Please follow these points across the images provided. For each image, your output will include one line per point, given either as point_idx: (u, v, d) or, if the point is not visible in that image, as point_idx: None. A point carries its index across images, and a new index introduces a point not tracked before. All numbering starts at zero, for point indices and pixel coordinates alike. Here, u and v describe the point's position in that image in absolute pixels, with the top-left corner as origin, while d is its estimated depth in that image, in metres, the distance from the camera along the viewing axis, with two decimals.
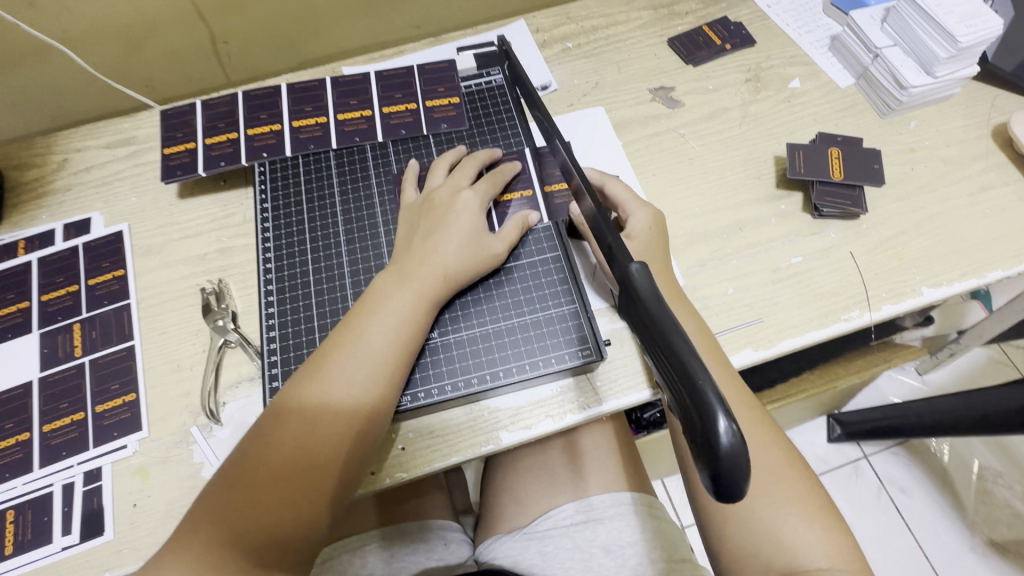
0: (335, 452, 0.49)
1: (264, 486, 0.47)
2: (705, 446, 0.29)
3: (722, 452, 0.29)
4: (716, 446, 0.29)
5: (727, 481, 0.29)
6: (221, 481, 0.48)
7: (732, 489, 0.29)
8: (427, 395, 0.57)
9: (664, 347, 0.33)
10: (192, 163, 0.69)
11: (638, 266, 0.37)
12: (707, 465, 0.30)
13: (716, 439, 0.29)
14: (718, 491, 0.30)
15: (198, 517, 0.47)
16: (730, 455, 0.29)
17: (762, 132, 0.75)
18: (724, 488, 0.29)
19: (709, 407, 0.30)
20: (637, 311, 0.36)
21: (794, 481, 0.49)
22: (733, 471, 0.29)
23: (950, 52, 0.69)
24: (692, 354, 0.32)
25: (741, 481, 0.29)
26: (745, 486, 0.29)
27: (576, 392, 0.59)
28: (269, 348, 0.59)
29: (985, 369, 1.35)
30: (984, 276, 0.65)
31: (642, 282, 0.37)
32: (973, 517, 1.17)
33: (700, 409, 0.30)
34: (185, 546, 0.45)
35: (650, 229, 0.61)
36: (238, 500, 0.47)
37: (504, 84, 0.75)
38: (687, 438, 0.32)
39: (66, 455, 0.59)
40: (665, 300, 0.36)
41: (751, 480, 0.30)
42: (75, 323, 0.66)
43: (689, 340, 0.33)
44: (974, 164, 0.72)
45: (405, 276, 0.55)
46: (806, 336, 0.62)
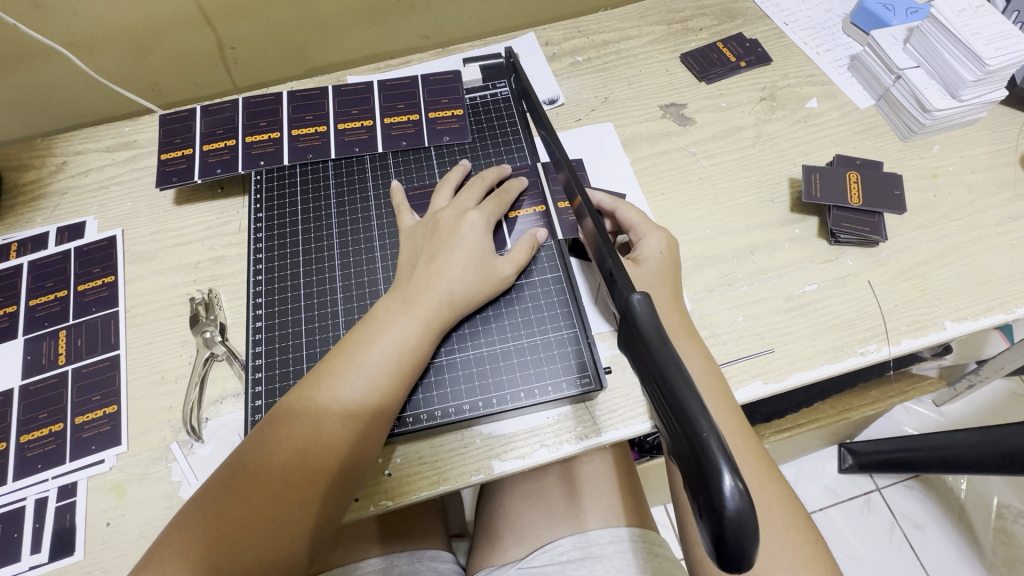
0: (330, 464, 0.47)
1: (256, 494, 0.45)
2: (708, 503, 0.26)
3: (727, 512, 0.26)
4: (721, 507, 0.26)
5: (732, 546, 0.26)
6: (199, 511, 0.45)
7: (736, 556, 0.26)
8: (416, 420, 0.54)
9: (665, 389, 0.30)
10: (188, 170, 0.68)
11: (639, 295, 0.35)
12: (709, 527, 0.26)
13: (720, 498, 0.26)
14: (721, 557, 0.27)
15: (171, 549, 0.44)
16: (736, 517, 0.26)
17: (777, 153, 0.72)
18: (728, 554, 0.26)
19: (713, 460, 0.27)
20: (636, 345, 0.34)
21: (799, 544, 0.46)
22: (739, 533, 0.26)
23: (977, 75, 0.66)
24: (695, 399, 0.29)
25: (748, 547, 0.26)
26: (751, 553, 0.26)
27: (574, 421, 0.56)
28: (254, 364, 0.57)
29: (1007, 403, 1.30)
30: (1012, 311, 0.61)
31: (642, 313, 0.34)
32: (992, 559, 1.11)
33: (704, 462, 0.27)
34: (176, 548, 0.44)
35: (662, 257, 0.58)
36: (217, 534, 0.44)
37: (510, 97, 0.73)
38: (687, 490, 0.29)
39: (41, 468, 0.57)
40: (667, 335, 0.33)
41: (759, 546, 0.26)
42: (61, 330, 0.64)
43: (692, 381, 0.30)
44: (1002, 192, 0.68)
45: (403, 299, 0.53)
46: (821, 370, 0.59)
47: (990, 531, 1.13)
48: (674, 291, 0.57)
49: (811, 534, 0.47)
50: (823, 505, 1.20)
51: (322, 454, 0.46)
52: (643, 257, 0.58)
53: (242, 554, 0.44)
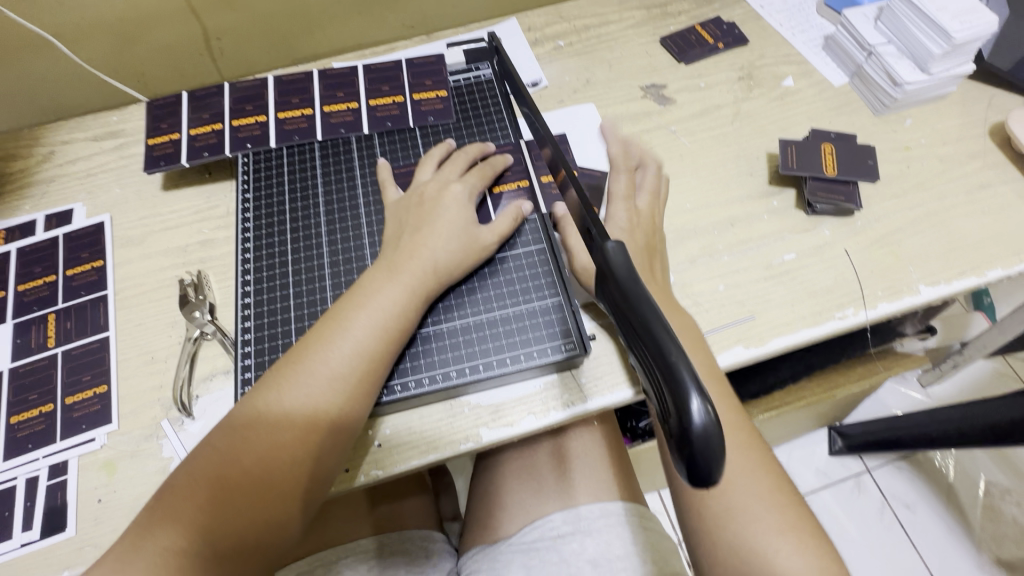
0: (321, 425, 0.48)
1: (249, 457, 0.46)
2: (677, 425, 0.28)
3: (695, 434, 0.27)
4: (689, 426, 0.28)
5: (702, 465, 0.28)
6: (190, 477, 0.46)
7: (704, 473, 0.28)
8: (404, 389, 0.55)
9: (640, 328, 0.31)
10: (175, 154, 0.68)
11: (614, 243, 0.36)
12: (680, 450, 0.28)
13: (689, 421, 0.28)
14: (692, 477, 0.28)
15: (163, 514, 0.44)
16: (702, 434, 0.27)
17: (755, 129, 0.74)
18: (696, 472, 0.28)
19: (682, 385, 0.28)
20: (610, 292, 0.35)
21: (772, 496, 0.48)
22: (704, 450, 0.27)
23: (944, 48, 0.68)
24: (668, 335, 0.30)
25: (714, 465, 0.28)
26: (718, 471, 0.28)
27: (559, 389, 0.57)
28: (243, 339, 0.57)
29: (990, 381, 1.32)
30: (983, 275, 0.63)
31: (617, 260, 0.35)
32: (979, 533, 1.13)
33: (674, 389, 0.28)
34: (173, 511, 0.44)
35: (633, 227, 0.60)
36: (210, 498, 0.45)
37: (492, 78, 0.74)
38: (663, 419, 0.30)
39: (32, 448, 0.57)
40: (639, 278, 0.34)
41: (724, 464, 0.28)
42: (50, 314, 0.64)
43: (663, 318, 0.32)
44: (972, 162, 0.70)
45: (388, 268, 0.54)
46: (799, 335, 0.60)
47: (977, 507, 1.15)
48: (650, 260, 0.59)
49: (785, 493, 0.48)
50: (814, 486, 1.21)
51: (312, 417, 0.47)
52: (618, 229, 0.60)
53: (236, 516, 0.45)
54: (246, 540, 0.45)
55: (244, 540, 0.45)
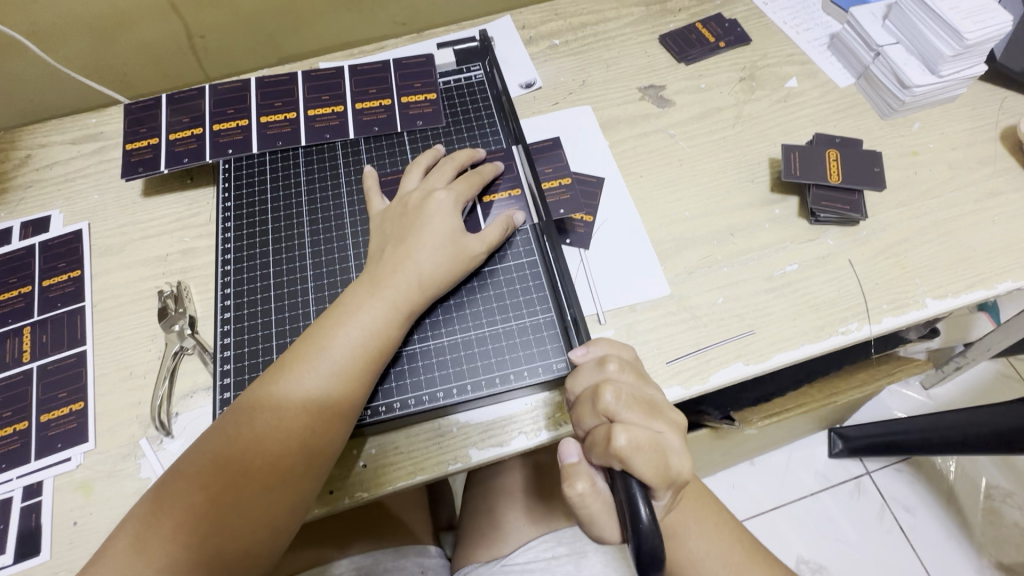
0: (298, 446, 0.46)
1: (225, 479, 0.45)
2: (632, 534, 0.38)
3: (642, 535, 0.37)
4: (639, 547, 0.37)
5: (648, 561, 0.37)
6: (155, 504, 0.44)
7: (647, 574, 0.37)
8: (388, 409, 0.53)
9: None
10: (154, 159, 0.66)
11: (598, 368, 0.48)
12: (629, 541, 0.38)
13: (637, 521, 0.38)
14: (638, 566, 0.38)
15: (126, 545, 0.43)
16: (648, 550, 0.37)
17: (757, 133, 0.71)
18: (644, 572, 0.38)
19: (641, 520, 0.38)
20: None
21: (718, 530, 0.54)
22: (650, 561, 0.37)
23: (955, 49, 0.65)
24: None
25: (657, 562, 0.37)
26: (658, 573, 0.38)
27: (550, 407, 0.55)
28: (223, 355, 0.55)
29: (993, 384, 1.30)
30: (993, 287, 0.60)
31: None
32: (981, 538, 1.12)
33: (626, 491, 0.40)
34: (141, 539, 0.43)
35: (623, 371, 0.47)
36: (175, 527, 0.43)
37: (484, 80, 0.71)
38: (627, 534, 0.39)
39: (6, 468, 0.55)
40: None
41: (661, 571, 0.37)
42: (26, 327, 0.62)
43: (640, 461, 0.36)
44: (982, 168, 0.68)
45: (371, 284, 0.52)
46: (800, 350, 0.58)
47: (979, 512, 1.14)
48: (644, 410, 0.44)
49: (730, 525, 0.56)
50: (813, 490, 1.20)
51: (287, 442, 0.46)
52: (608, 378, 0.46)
53: (202, 546, 0.43)
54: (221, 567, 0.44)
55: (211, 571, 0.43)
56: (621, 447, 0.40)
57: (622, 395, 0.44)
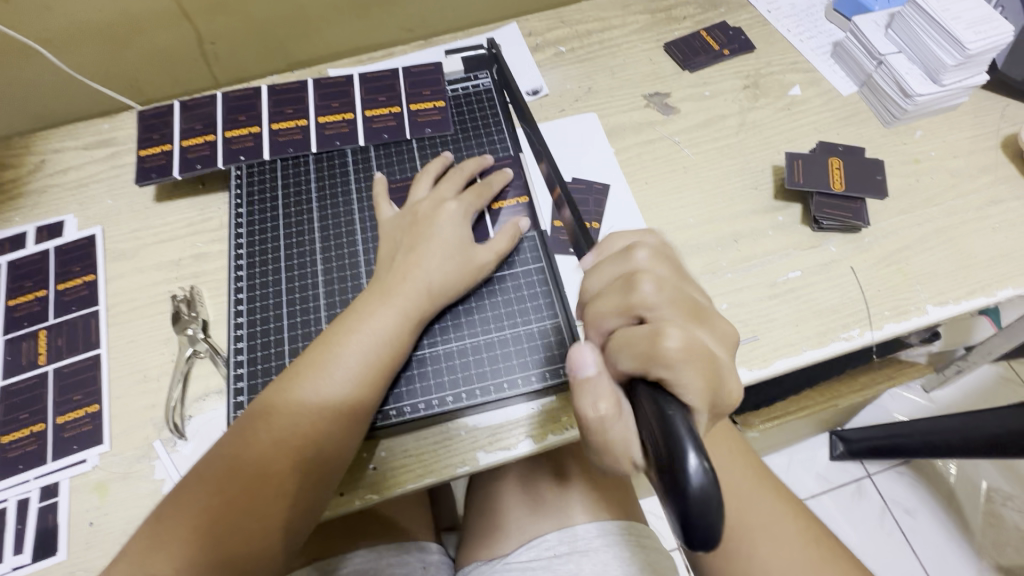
0: (310, 451, 0.47)
1: (239, 482, 0.46)
2: (668, 481, 0.27)
3: (691, 493, 0.26)
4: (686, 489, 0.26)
5: (696, 522, 0.27)
6: (171, 509, 0.46)
7: (700, 538, 0.27)
8: (400, 414, 0.54)
9: None
10: (167, 166, 0.67)
11: None
12: (674, 506, 0.27)
13: (686, 476, 0.26)
14: (686, 538, 0.27)
15: (148, 543, 0.44)
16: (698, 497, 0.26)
17: (761, 140, 0.72)
18: (693, 536, 0.27)
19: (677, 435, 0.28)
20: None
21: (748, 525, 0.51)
22: (697, 515, 0.26)
23: (957, 59, 0.66)
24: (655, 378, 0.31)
25: (708, 522, 0.27)
26: (715, 537, 0.27)
27: (558, 412, 0.56)
28: (236, 359, 0.56)
29: (994, 387, 1.31)
30: (993, 294, 0.61)
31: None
32: (980, 540, 1.13)
33: (669, 443, 0.27)
34: (158, 538, 0.44)
35: (656, 262, 0.44)
36: (189, 532, 0.44)
37: (492, 88, 0.72)
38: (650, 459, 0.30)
39: (23, 469, 0.56)
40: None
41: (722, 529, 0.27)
42: (41, 330, 0.63)
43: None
44: (983, 176, 0.68)
45: (381, 292, 0.53)
46: (802, 355, 0.59)
47: (979, 514, 1.15)
48: (687, 313, 0.40)
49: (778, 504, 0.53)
50: (814, 492, 1.20)
51: (300, 445, 0.47)
52: (641, 268, 0.43)
53: (218, 547, 0.44)
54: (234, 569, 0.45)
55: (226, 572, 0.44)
56: (671, 349, 0.35)
57: (661, 288, 0.41)
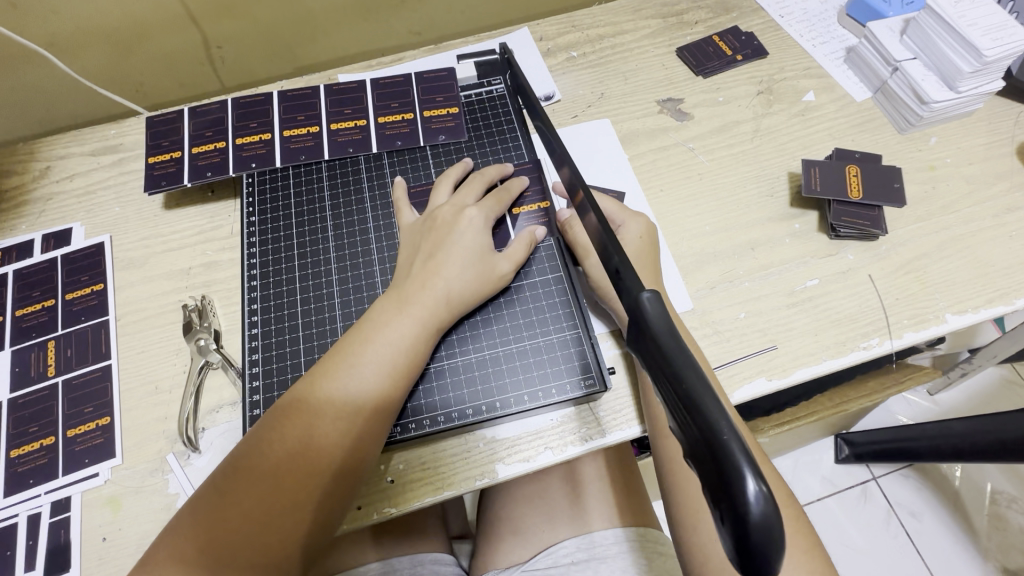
0: (327, 462, 0.47)
1: (257, 493, 0.45)
2: (726, 504, 0.26)
3: (753, 519, 0.25)
4: (745, 512, 0.25)
5: (757, 551, 0.26)
6: (189, 518, 0.45)
7: (762, 564, 0.26)
8: (418, 426, 0.54)
9: (674, 377, 0.30)
10: (177, 173, 0.66)
11: (650, 294, 0.34)
12: (732, 531, 0.26)
13: (744, 502, 0.26)
14: (745, 564, 0.26)
15: (164, 555, 0.43)
16: (759, 518, 0.25)
17: (776, 147, 0.72)
18: (753, 561, 0.26)
19: (730, 452, 0.26)
20: (647, 345, 0.33)
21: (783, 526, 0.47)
22: (761, 543, 0.25)
23: (974, 66, 0.65)
24: (703, 385, 0.29)
25: (772, 552, 0.26)
26: (777, 559, 0.26)
27: (577, 423, 0.56)
28: (252, 372, 0.55)
29: (999, 390, 1.31)
30: (1011, 303, 0.61)
31: (653, 312, 0.33)
32: (986, 544, 1.13)
33: (724, 466, 0.26)
34: (177, 548, 0.44)
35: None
36: (208, 541, 0.44)
37: (506, 94, 0.72)
38: (700, 479, 0.28)
39: (33, 483, 0.55)
40: (680, 335, 0.32)
41: (783, 551, 0.26)
42: (50, 340, 0.62)
43: (715, 394, 0.29)
44: (999, 183, 0.68)
45: (399, 300, 0.53)
46: (822, 365, 0.58)
47: (985, 517, 1.15)
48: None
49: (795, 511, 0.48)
50: (821, 496, 1.20)
51: (318, 458, 0.46)
52: None
53: (235, 561, 0.43)
54: None
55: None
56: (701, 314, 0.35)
57: None
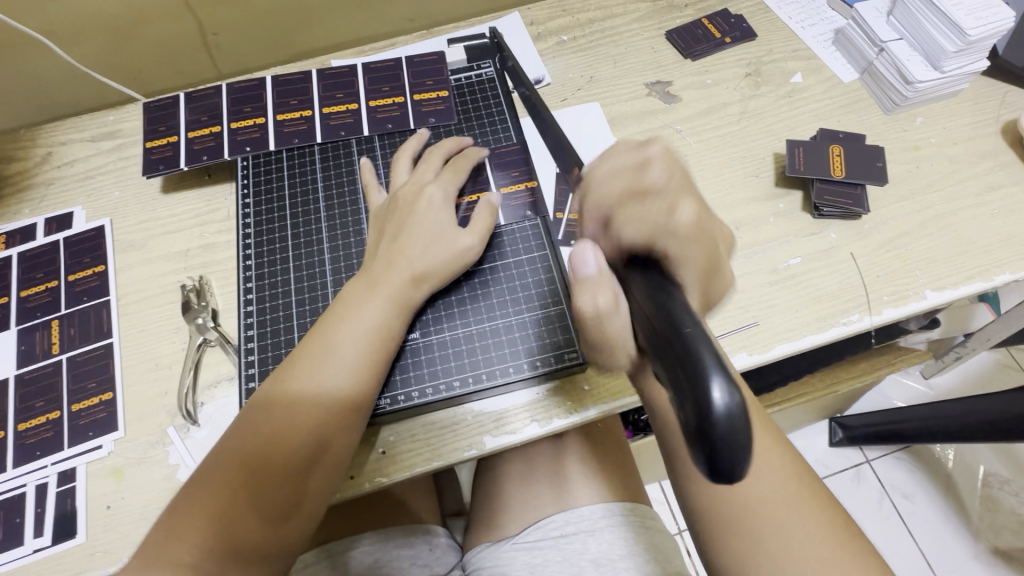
0: (310, 443, 0.48)
1: (241, 479, 0.46)
2: (694, 414, 0.28)
3: (719, 419, 0.27)
4: (712, 414, 0.28)
5: (725, 456, 0.28)
6: (176, 509, 0.46)
7: (729, 471, 0.28)
8: (406, 398, 0.56)
9: (659, 316, 0.33)
10: (174, 157, 0.68)
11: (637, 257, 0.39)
12: (701, 446, 0.28)
13: (712, 404, 0.28)
14: (715, 474, 0.29)
15: (160, 540, 0.45)
16: (725, 422, 0.28)
17: (762, 128, 0.73)
18: (721, 469, 0.28)
19: (703, 362, 0.29)
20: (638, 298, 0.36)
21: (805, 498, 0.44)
22: (723, 450, 0.28)
23: (958, 45, 0.66)
24: (687, 316, 0.32)
25: (740, 457, 0.28)
26: (741, 473, 0.28)
27: (561, 396, 0.58)
28: (247, 347, 0.57)
29: (992, 373, 1.32)
30: (992, 279, 0.62)
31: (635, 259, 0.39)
32: (977, 524, 1.14)
33: (698, 376, 0.29)
34: (166, 539, 0.45)
35: (670, 171, 0.44)
36: (197, 529, 0.45)
37: (495, 77, 0.73)
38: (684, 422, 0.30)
39: (40, 455, 0.58)
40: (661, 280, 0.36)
41: (750, 462, 0.28)
42: (54, 320, 0.64)
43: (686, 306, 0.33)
44: (983, 162, 0.69)
45: (368, 280, 0.54)
46: (804, 340, 0.60)
47: (975, 498, 1.16)
48: (681, 181, 0.44)
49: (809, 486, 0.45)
50: None
51: (303, 437, 0.48)
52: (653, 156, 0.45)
53: (225, 544, 0.45)
54: (244, 561, 0.46)
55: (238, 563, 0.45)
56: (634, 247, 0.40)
57: (670, 171, 0.44)
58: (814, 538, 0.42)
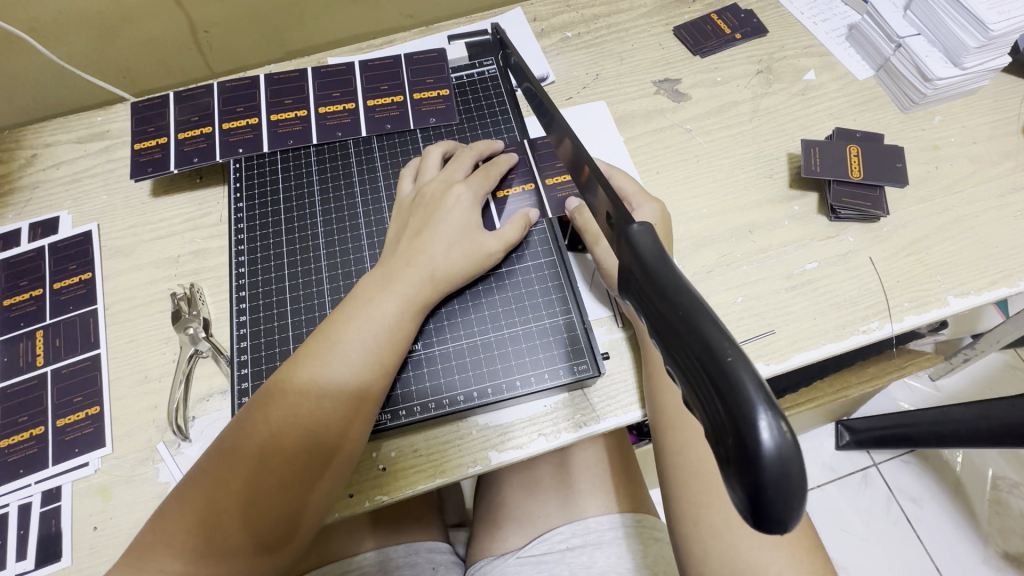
0: (308, 446, 0.46)
1: (236, 483, 0.44)
2: (735, 453, 0.24)
3: (766, 459, 0.23)
4: (757, 454, 0.23)
5: (771, 500, 0.23)
6: (168, 514, 0.44)
7: (775, 516, 0.24)
8: (409, 413, 0.53)
9: (676, 324, 0.27)
10: (163, 159, 0.65)
11: (641, 226, 0.32)
12: (743, 487, 0.24)
13: (756, 442, 0.23)
14: (757, 518, 0.24)
15: (154, 539, 0.43)
16: (776, 466, 0.23)
17: (775, 128, 0.70)
18: (765, 515, 0.24)
19: (745, 395, 0.24)
20: (643, 287, 0.31)
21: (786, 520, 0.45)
22: (772, 493, 0.23)
23: (980, 41, 0.63)
24: (715, 329, 0.26)
25: (793, 499, 0.23)
26: (793, 516, 0.24)
27: (570, 409, 0.55)
28: (240, 360, 0.55)
29: (1002, 375, 1.30)
30: (1015, 285, 0.60)
31: (644, 244, 0.31)
32: (987, 529, 1.12)
33: (738, 404, 0.24)
34: (157, 545, 0.42)
35: None
36: (188, 537, 0.43)
37: (497, 75, 0.70)
38: (716, 450, 0.25)
39: (23, 473, 0.55)
40: (672, 263, 0.30)
41: (803, 507, 0.24)
42: (38, 330, 0.61)
43: (717, 319, 0.27)
44: (1004, 162, 0.66)
45: (383, 277, 0.52)
46: (822, 349, 0.57)
47: (985, 503, 1.14)
48: None
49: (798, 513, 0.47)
50: (822, 482, 1.20)
51: (302, 441, 0.45)
52: None
53: (217, 554, 0.43)
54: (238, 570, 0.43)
55: (236, 567, 0.43)
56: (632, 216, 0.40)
57: None
58: (782, 553, 0.43)
